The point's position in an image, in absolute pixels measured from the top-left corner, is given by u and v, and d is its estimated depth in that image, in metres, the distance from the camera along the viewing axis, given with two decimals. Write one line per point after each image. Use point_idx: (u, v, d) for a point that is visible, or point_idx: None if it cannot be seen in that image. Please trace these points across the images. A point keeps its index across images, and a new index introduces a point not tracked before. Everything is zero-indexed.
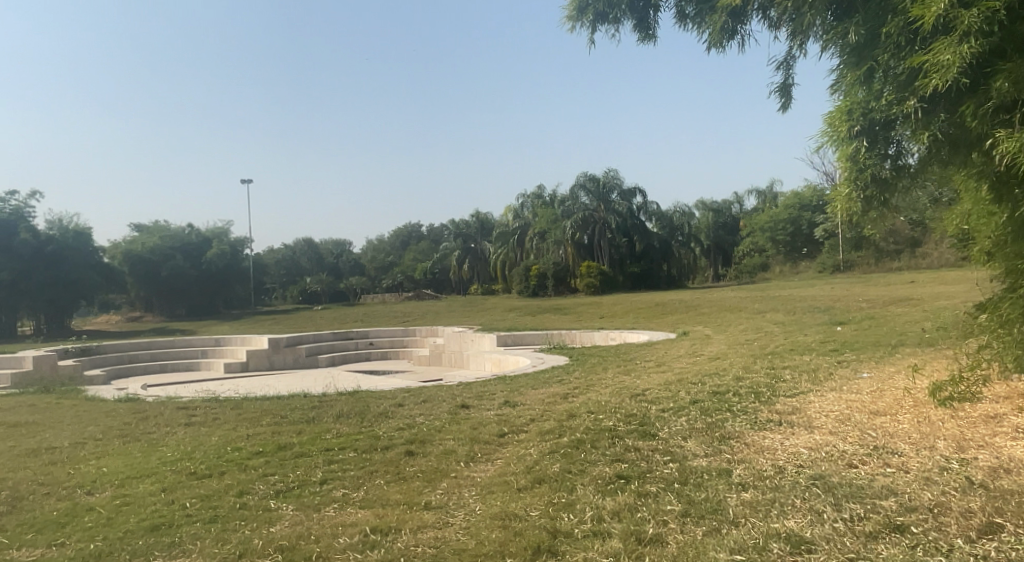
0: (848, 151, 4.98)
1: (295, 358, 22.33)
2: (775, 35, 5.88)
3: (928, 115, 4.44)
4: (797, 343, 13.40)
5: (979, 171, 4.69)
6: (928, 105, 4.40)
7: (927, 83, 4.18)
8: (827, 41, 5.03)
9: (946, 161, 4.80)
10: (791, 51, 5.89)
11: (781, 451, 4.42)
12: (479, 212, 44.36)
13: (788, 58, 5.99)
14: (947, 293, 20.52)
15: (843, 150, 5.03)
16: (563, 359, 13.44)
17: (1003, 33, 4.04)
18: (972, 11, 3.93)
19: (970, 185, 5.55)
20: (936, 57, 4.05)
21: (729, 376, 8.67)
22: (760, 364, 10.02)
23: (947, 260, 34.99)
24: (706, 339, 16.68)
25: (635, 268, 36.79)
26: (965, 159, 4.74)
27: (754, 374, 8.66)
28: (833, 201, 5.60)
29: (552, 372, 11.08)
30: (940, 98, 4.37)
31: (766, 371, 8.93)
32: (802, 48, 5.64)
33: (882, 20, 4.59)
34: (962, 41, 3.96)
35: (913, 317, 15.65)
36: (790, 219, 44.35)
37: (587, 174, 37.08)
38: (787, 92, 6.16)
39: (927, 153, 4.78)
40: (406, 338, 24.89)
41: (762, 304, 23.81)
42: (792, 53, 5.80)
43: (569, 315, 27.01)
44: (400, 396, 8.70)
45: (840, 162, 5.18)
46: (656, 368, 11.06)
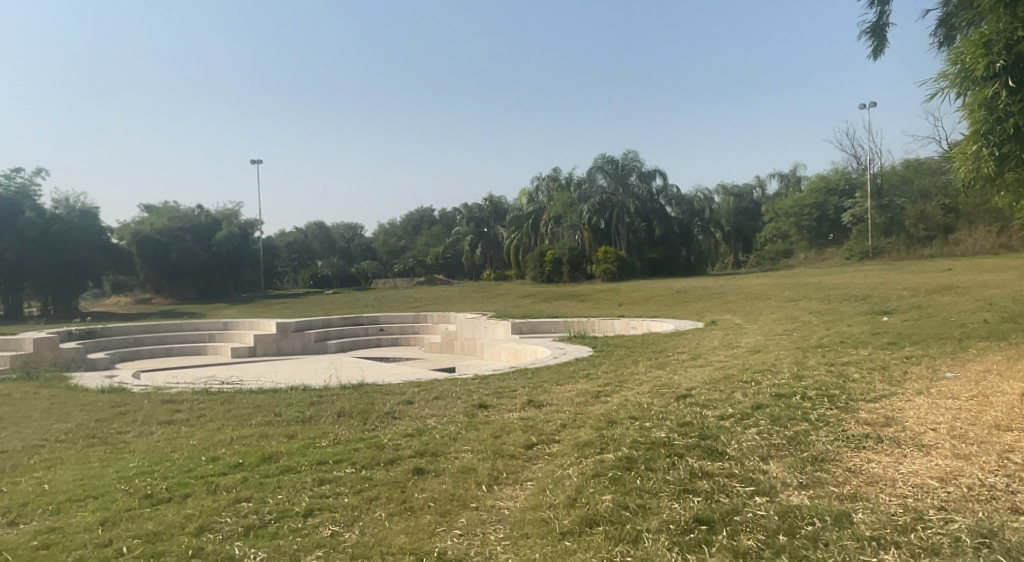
0: (982, 97, 4.30)
1: (304, 344, 21.56)
2: None
3: None
4: (844, 335, 12.30)
5: None
6: None
7: None
8: None
9: None
10: None
11: (904, 483, 3.39)
12: (494, 195, 43.34)
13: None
14: (993, 282, 19.30)
15: (975, 97, 4.35)
16: (588, 349, 12.40)
17: None
18: None
19: None
20: None
21: (784, 373, 7.62)
22: (813, 359, 8.95)
23: (980, 247, 33.69)
24: (738, 328, 15.63)
25: (652, 254, 35.59)
26: None
27: (814, 371, 7.60)
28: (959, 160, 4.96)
29: (577, 365, 10.06)
30: None
31: (825, 368, 7.86)
32: None
33: None
34: None
35: (965, 307, 14.49)
36: (816, 204, 42.99)
37: (605, 156, 35.79)
38: (880, 34, 5.19)
39: None
40: (418, 324, 23.95)
41: (792, 291, 22.68)
42: None
43: (588, 302, 25.96)
44: (411, 392, 7.72)
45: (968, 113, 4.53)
46: (693, 362, 10.02)
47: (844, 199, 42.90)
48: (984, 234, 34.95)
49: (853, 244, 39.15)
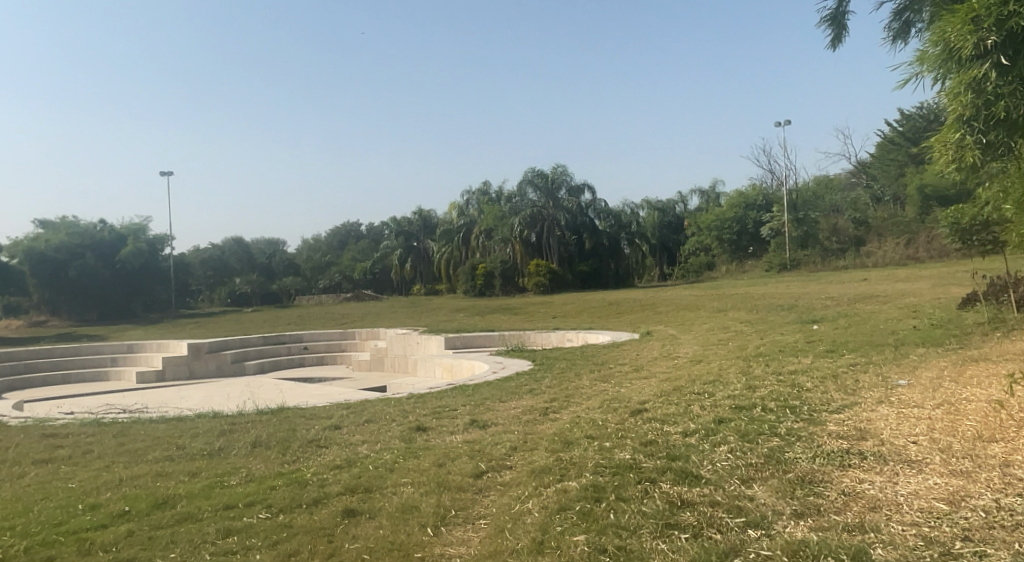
0: (967, 82, 4.07)
1: (218, 366, 20.35)
2: None
3: None
4: (780, 344, 12.21)
5: None
6: None
7: None
8: None
9: None
10: None
11: (909, 507, 2.99)
12: (422, 209, 42.65)
13: None
14: (910, 290, 19.91)
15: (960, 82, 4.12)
16: (526, 364, 11.88)
17: None
18: None
19: None
20: None
21: (737, 383, 7.29)
22: (760, 368, 8.71)
23: (890, 258, 35.14)
24: (674, 339, 15.45)
25: (583, 267, 35.70)
26: None
27: (767, 381, 7.31)
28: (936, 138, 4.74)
29: (517, 379, 9.51)
30: None
31: (777, 377, 7.59)
32: None
33: None
34: None
35: (890, 314, 14.75)
36: (736, 218, 43.83)
37: (535, 169, 35.60)
38: (840, 22, 4.96)
39: None
40: (344, 342, 22.94)
41: (721, 302, 22.86)
42: None
43: (519, 316, 25.54)
44: (338, 415, 7.00)
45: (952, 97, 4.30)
46: (638, 374, 9.63)
47: (763, 213, 44.09)
48: (892, 246, 36.59)
49: (772, 256, 40.20)
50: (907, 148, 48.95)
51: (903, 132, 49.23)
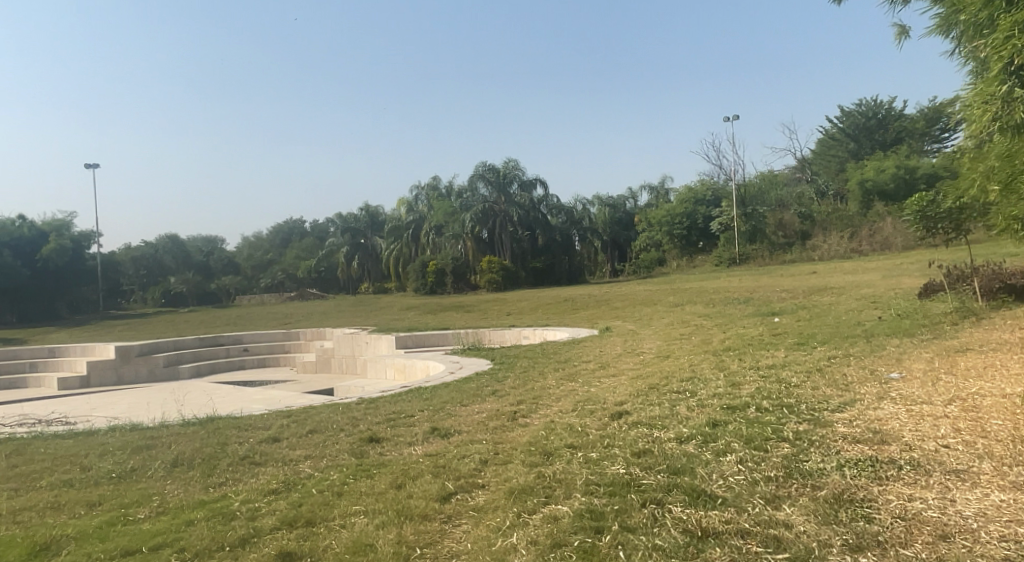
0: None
1: (150, 371, 19.02)
2: None
3: None
4: (746, 337, 11.83)
5: None
6: None
7: None
8: None
9: None
10: None
11: (986, 542, 2.47)
12: (368, 205, 41.58)
13: None
14: (863, 282, 19.95)
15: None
16: (485, 363, 11.21)
17: None
18: None
19: None
20: None
21: (717, 380, 6.77)
22: (736, 363, 8.24)
23: (836, 252, 35.58)
24: (634, 335, 14.99)
25: (536, 263, 35.18)
26: None
27: (749, 376, 6.81)
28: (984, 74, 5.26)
29: (478, 380, 8.84)
30: None
31: (758, 371, 7.10)
32: None
33: None
34: None
35: (850, 306, 14.58)
36: (685, 213, 43.85)
37: (486, 164, 34.90)
38: None
39: None
40: (288, 343, 21.88)
41: (676, 296, 22.58)
42: None
43: (471, 313, 24.84)
44: (279, 426, 6.23)
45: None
46: (606, 372, 9.07)
47: (712, 209, 44.16)
48: (837, 239, 37.15)
49: (722, 251, 40.34)
50: (848, 144, 50.03)
51: (844, 128, 50.33)
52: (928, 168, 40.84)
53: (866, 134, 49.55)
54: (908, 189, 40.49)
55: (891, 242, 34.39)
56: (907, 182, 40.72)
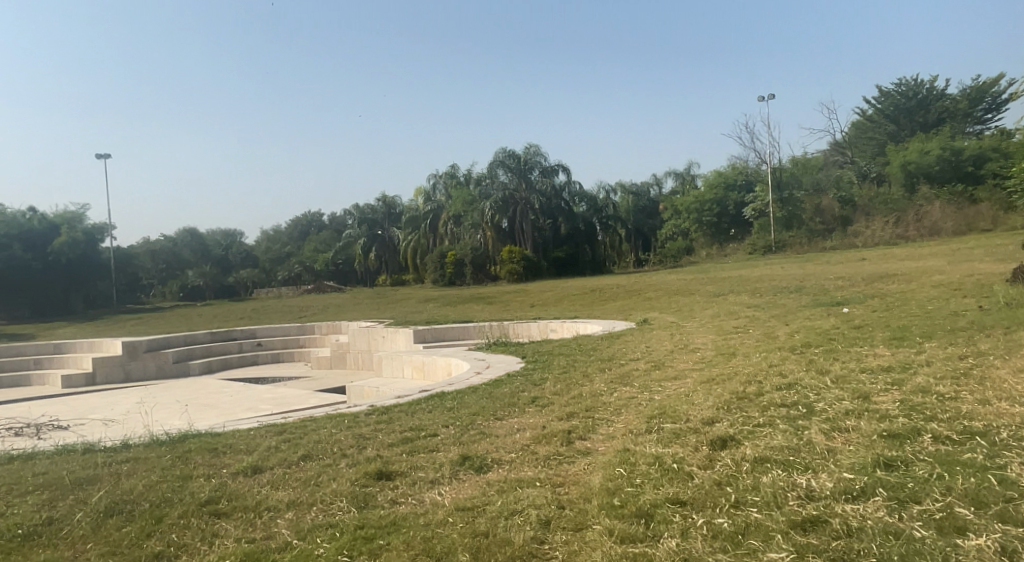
0: None
1: (159, 367, 17.82)
2: None
3: None
4: (819, 331, 10.23)
5: None
6: None
7: None
8: None
9: None
10: None
11: None
12: (385, 195, 40.19)
13: None
14: (927, 269, 18.14)
15: None
16: (517, 361, 9.73)
17: None
18: None
19: None
20: None
21: (831, 390, 5.19)
22: (835, 364, 6.66)
23: (880, 238, 33.58)
24: (679, 327, 13.44)
25: (559, 253, 33.60)
26: None
27: (872, 385, 5.24)
28: None
29: (513, 383, 7.35)
30: None
31: (880, 379, 5.53)
32: None
33: None
34: None
35: (927, 295, 12.90)
36: (716, 200, 41.78)
37: (507, 149, 33.37)
38: None
39: None
40: (303, 336, 20.58)
41: (716, 284, 20.93)
42: None
43: (495, 305, 23.39)
44: (267, 447, 4.78)
45: None
46: (668, 374, 7.53)
47: (744, 195, 42.02)
48: (881, 225, 35.15)
49: (756, 238, 38.36)
50: (887, 126, 47.86)
51: (881, 110, 48.11)
52: (976, 147, 38.54)
53: (907, 115, 47.30)
54: (954, 171, 38.35)
55: (940, 228, 32.53)
56: (953, 164, 38.63)
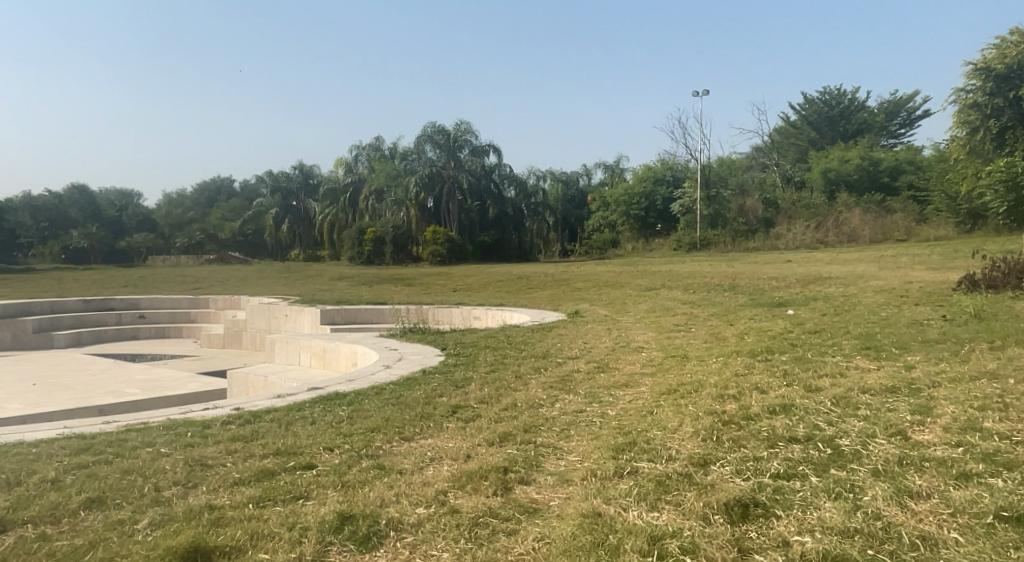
0: None
1: (15, 336, 15.28)
2: None
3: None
4: (774, 335, 9.19)
5: None
6: None
7: None
8: None
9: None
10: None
11: None
12: (302, 163, 37.69)
13: None
14: (860, 275, 17.66)
15: None
16: (435, 354, 8.23)
17: None
18: None
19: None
20: None
21: (849, 421, 3.93)
22: (823, 381, 5.48)
23: (801, 243, 33.65)
24: (614, 322, 12.29)
25: (485, 237, 32.10)
26: None
27: (897, 416, 4.01)
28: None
29: (431, 384, 5.83)
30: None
31: (900, 405, 4.32)
32: None
33: None
34: None
35: (873, 300, 12.18)
36: (644, 193, 41.12)
37: (435, 124, 31.66)
38: None
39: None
40: (194, 310, 18.36)
41: (647, 278, 20.00)
42: None
43: (413, 287, 21.75)
44: (48, 476, 3.13)
45: None
46: (619, 383, 6.19)
47: (673, 190, 41.47)
48: (802, 229, 35.24)
49: (682, 234, 37.86)
50: (809, 133, 48.43)
51: (805, 116, 48.82)
52: (891, 161, 39.71)
53: (829, 124, 48.13)
54: (871, 181, 39.25)
55: (858, 234, 32.94)
56: (870, 174, 39.50)
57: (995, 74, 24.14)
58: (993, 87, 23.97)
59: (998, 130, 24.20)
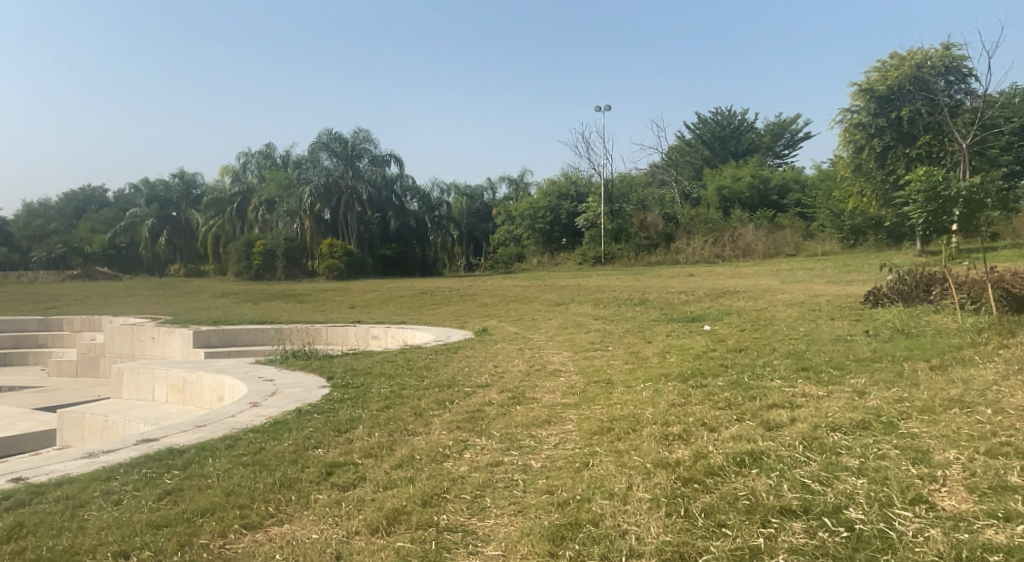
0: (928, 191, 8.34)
1: None
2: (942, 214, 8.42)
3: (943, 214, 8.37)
4: (697, 354, 8.47)
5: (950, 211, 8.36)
6: (942, 207, 8.30)
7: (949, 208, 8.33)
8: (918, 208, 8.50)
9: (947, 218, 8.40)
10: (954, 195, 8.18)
11: None
12: (183, 170, 35.06)
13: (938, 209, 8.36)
14: (767, 289, 17.53)
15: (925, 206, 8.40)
16: (319, 385, 6.97)
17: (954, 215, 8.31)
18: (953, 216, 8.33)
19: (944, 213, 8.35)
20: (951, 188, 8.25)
21: (843, 476, 3.06)
22: (782, 413, 4.65)
23: (701, 257, 34.14)
24: (523, 340, 11.33)
25: (387, 250, 30.62)
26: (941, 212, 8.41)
27: (897, 467, 3.17)
28: (919, 195, 8.42)
29: (304, 432, 4.63)
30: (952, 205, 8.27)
31: (891, 451, 3.48)
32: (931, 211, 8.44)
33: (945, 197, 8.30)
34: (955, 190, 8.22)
35: (788, 315, 11.78)
36: (549, 207, 40.68)
37: (331, 130, 30.10)
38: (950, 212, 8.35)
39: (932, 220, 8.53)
40: (43, 333, 16.06)
41: (555, 292, 19.24)
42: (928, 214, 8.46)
43: (305, 304, 20.10)
44: None
45: (918, 198, 8.44)
46: (540, 422, 5.18)
47: (577, 205, 41.24)
48: (700, 243, 35.62)
49: (587, 249, 37.66)
50: (703, 151, 49.59)
51: (700, 134, 50.12)
52: (779, 179, 41.13)
53: (721, 143, 49.62)
54: (761, 198, 40.42)
55: (752, 249, 33.64)
56: (760, 192, 40.69)
57: (878, 95, 24.72)
58: (877, 108, 24.73)
59: (882, 148, 24.79)
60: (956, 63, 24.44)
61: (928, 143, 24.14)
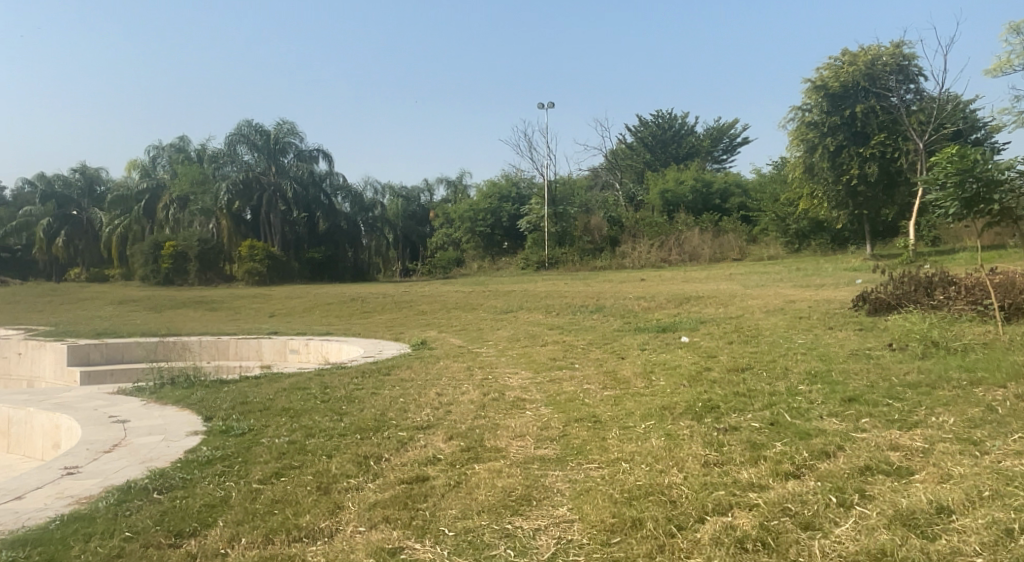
0: (961, 175, 7.10)
1: None
2: (974, 208, 7.19)
3: (977, 203, 7.13)
4: (692, 375, 6.78)
5: (984, 201, 7.12)
6: (974, 194, 7.09)
7: (986, 195, 7.08)
8: (946, 195, 7.26)
9: (982, 209, 7.17)
10: (990, 178, 7.00)
11: None
12: (85, 165, 32.22)
13: (971, 199, 7.13)
14: (733, 294, 16.05)
15: (957, 192, 7.16)
16: (191, 431, 5.00)
17: (990, 204, 7.08)
18: (988, 206, 7.11)
19: (979, 205, 7.15)
20: (989, 171, 7.03)
21: None
22: (907, 492, 2.95)
23: (649, 262, 32.88)
24: (470, 356, 9.43)
25: (314, 253, 28.14)
26: (973, 203, 7.17)
27: None
28: (949, 181, 7.20)
29: (120, 546, 2.77)
30: (988, 193, 7.06)
31: None
32: (961, 202, 7.19)
33: (981, 183, 7.06)
34: (995, 174, 7.00)
35: (775, 323, 10.24)
36: (490, 209, 38.80)
37: (252, 123, 27.60)
38: (984, 202, 7.12)
39: (961, 212, 7.28)
40: None
41: (502, 298, 17.36)
42: (957, 203, 7.21)
43: (218, 313, 17.70)
44: None
45: (950, 182, 7.19)
46: (517, 500, 3.36)
47: (519, 207, 39.51)
48: (646, 247, 34.30)
49: (529, 253, 35.98)
50: (644, 155, 48.61)
51: (643, 138, 49.11)
52: (721, 183, 40.28)
53: (662, 147, 48.82)
54: (704, 202, 39.44)
55: (699, 253, 32.50)
56: (703, 196, 39.75)
57: (831, 93, 23.52)
58: (829, 106, 23.56)
59: (835, 148, 23.63)
60: (909, 62, 23.31)
61: (882, 143, 23.13)
